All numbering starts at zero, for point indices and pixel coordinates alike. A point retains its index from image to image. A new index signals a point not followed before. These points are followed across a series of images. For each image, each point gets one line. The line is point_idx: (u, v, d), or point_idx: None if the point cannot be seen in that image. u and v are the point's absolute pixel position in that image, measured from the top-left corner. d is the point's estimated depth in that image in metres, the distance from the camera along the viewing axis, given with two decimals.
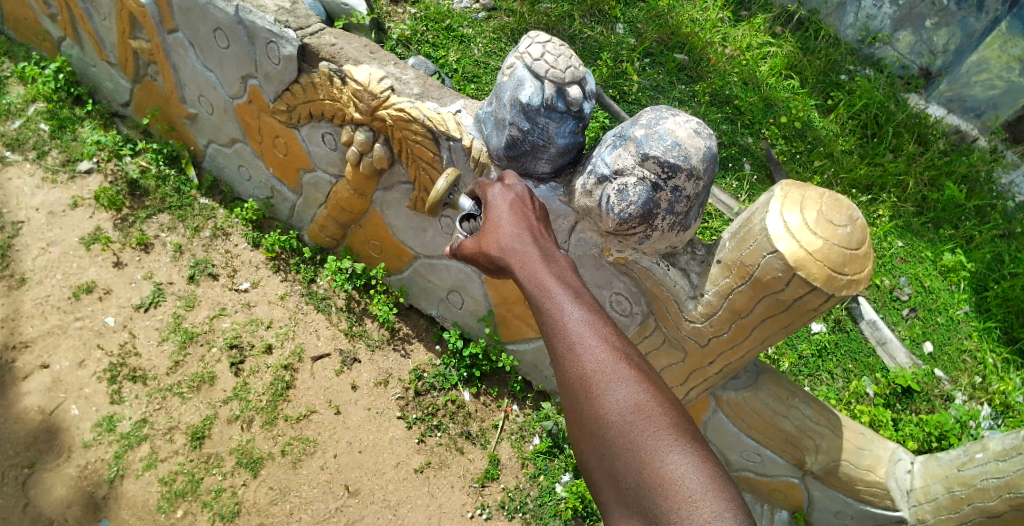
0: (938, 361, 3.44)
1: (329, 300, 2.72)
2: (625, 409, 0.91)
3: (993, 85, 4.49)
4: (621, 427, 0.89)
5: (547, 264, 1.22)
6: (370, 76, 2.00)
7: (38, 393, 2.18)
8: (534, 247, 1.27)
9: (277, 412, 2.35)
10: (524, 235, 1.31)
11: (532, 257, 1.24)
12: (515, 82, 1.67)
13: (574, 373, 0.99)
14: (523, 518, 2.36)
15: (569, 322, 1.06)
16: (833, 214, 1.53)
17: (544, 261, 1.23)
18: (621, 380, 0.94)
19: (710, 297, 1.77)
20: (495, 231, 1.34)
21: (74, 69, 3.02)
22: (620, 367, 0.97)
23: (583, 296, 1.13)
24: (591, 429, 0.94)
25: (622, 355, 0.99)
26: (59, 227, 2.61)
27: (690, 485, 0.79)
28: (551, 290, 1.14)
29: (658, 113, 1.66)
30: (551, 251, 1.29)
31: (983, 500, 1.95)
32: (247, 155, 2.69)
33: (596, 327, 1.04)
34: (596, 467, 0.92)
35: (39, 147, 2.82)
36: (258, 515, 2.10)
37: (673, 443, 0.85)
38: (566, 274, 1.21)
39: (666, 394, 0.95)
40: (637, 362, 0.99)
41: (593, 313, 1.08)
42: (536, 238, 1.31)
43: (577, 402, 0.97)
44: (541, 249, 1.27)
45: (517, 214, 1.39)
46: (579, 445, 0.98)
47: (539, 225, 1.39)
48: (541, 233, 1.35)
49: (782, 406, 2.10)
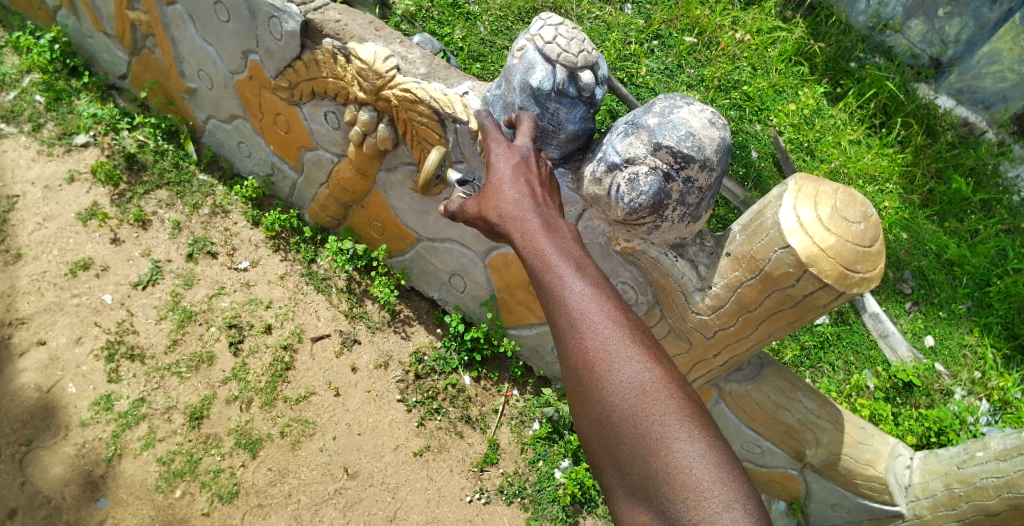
0: (939, 355, 3.45)
1: (329, 280, 2.69)
2: (630, 390, 0.88)
3: (1005, 77, 4.38)
4: (625, 411, 0.87)
5: (548, 232, 1.15)
6: (376, 54, 1.94)
7: (35, 370, 2.15)
8: (533, 212, 1.20)
9: (276, 394, 2.34)
10: (523, 198, 1.23)
11: (531, 224, 1.17)
12: (526, 65, 1.63)
13: (577, 352, 0.96)
14: (522, 503, 2.37)
15: (569, 297, 1.01)
16: (847, 210, 1.50)
17: (545, 228, 1.16)
18: (626, 361, 0.91)
19: (718, 290, 1.75)
20: (493, 196, 1.26)
21: (70, 40, 2.94)
22: (625, 347, 0.93)
23: (587, 268, 1.08)
24: (594, 411, 0.92)
25: (626, 332, 0.96)
26: (56, 202, 2.57)
27: (697, 474, 0.77)
28: (552, 261, 1.08)
29: (672, 101, 1.62)
30: (552, 216, 1.22)
31: (982, 499, 1.91)
32: (247, 131, 2.63)
33: (600, 301, 0.99)
34: (599, 450, 0.91)
35: (34, 118, 2.76)
36: (257, 496, 2.10)
37: (679, 428, 0.83)
38: (568, 244, 1.15)
39: (672, 375, 0.92)
40: (643, 339, 0.96)
41: (595, 286, 1.03)
42: (536, 201, 1.23)
43: (579, 382, 0.95)
44: (540, 214, 1.20)
45: (516, 176, 1.31)
46: (581, 425, 0.96)
47: (538, 186, 1.31)
48: (543, 196, 1.27)
49: (785, 399, 2.10)
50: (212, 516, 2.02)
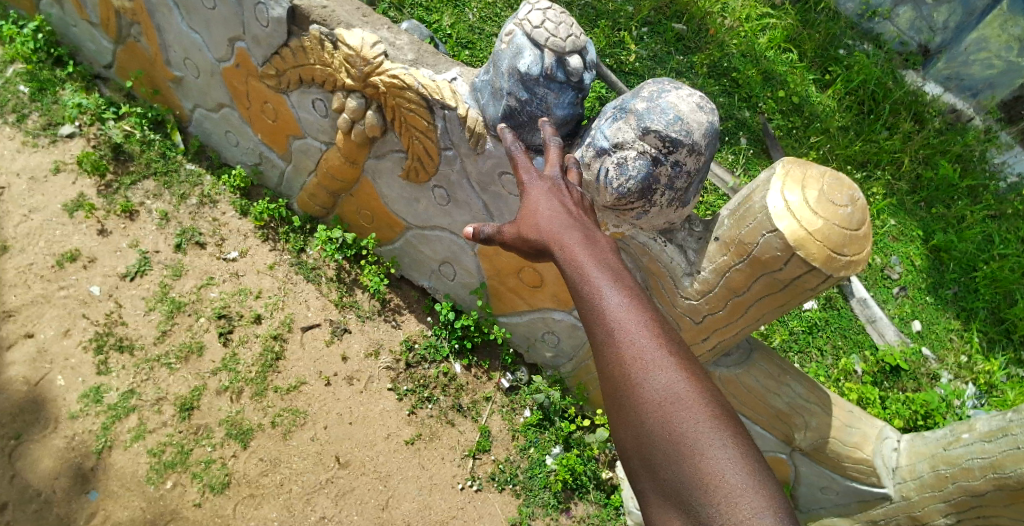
0: (926, 340, 3.49)
1: (319, 270, 2.68)
2: (665, 398, 0.87)
3: (992, 65, 4.43)
4: (660, 419, 0.86)
5: (585, 245, 1.13)
6: (363, 40, 1.92)
7: (24, 363, 2.13)
8: (566, 222, 1.19)
9: (266, 384, 2.33)
10: (556, 208, 1.23)
11: (564, 233, 1.16)
12: (514, 50, 1.62)
13: (611, 358, 0.95)
14: (513, 490, 2.39)
15: (604, 305, 0.99)
16: (834, 194, 1.50)
17: (579, 237, 1.15)
18: (660, 367, 0.90)
19: (707, 274, 1.76)
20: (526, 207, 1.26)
21: (53, 29, 2.90)
22: (660, 355, 0.91)
23: (623, 278, 1.06)
24: (629, 417, 0.91)
25: (661, 338, 0.94)
26: (42, 193, 2.54)
27: (732, 482, 0.76)
28: (587, 269, 1.07)
29: (660, 86, 1.61)
30: (586, 224, 1.21)
31: (967, 479, 1.93)
32: (235, 120, 2.61)
33: (635, 309, 0.98)
34: (634, 455, 0.90)
35: (18, 109, 2.72)
36: (248, 486, 2.10)
37: (713, 435, 0.82)
38: (604, 251, 1.13)
39: (706, 382, 0.91)
40: (677, 345, 0.95)
41: (630, 294, 1.01)
42: (570, 210, 1.23)
43: (614, 388, 0.94)
44: (575, 224, 1.19)
45: (549, 187, 1.30)
46: (615, 430, 0.96)
47: (571, 196, 1.30)
48: (576, 206, 1.26)
49: (774, 383, 2.12)
50: (204, 507, 2.02)
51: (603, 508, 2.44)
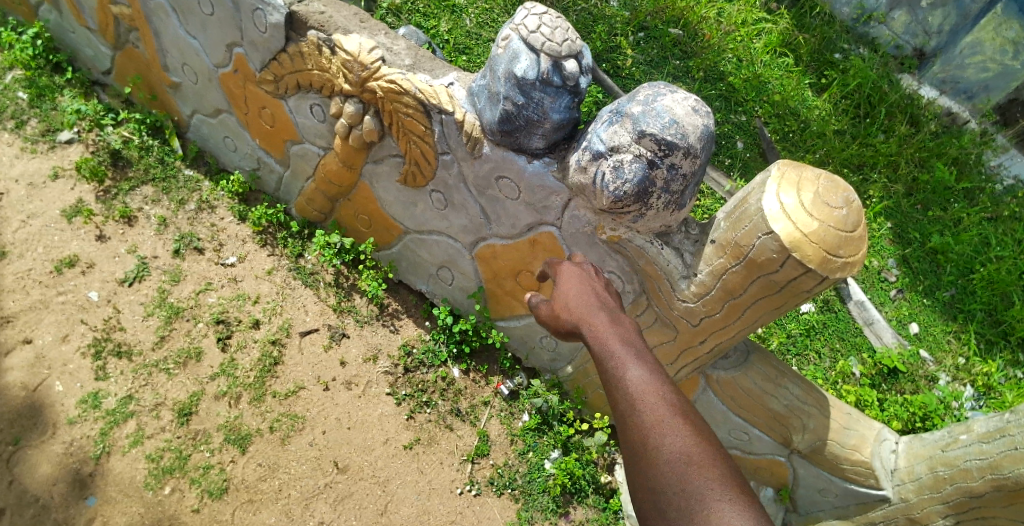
0: (924, 342, 3.50)
1: (317, 275, 2.69)
2: (677, 458, 0.89)
3: (987, 68, 4.45)
4: (673, 478, 0.87)
5: (613, 328, 1.23)
6: (361, 46, 1.93)
7: (22, 369, 2.13)
8: (599, 311, 1.31)
9: (264, 389, 2.33)
10: (592, 302, 1.36)
11: (598, 321, 1.27)
12: (510, 55, 1.63)
13: (630, 422, 0.98)
14: (512, 494, 2.39)
15: (628, 377, 1.05)
16: (830, 196, 1.51)
17: (609, 323, 1.25)
18: (675, 431, 0.92)
19: (704, 277, 1.76)
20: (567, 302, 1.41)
21: (52, 36, 2.92)
22: (676, 421, 0.94)
23: (646, 356, 1.13)
24: (643, 479, 0.92)
25: (679, 408, 0.97)
26: (40, 199, 2.54)
27: None
28: (613, 348, 1.15)
29: (656, 89, 1.61)
30: (618, 315, 1.31)
31: (966, 480, 1.92)
32: (233, 125, 2.62)
33: (657, 382, 1.03)
34: (647, 517, 0.90)
35: (17, 116, 2.73)
36: (246, 491, 2.10)
37: (722, 496, 0.81)
38: (631, 335, 1.22)
39: (720, 452, 0.91)
40: (695, 416, 0.97)
41: (654, 370, 1.07)
42: (604, 304, 1.35)
43: (631, 451, 0.96)
44: (607, 314, 1.30)
45: (587, 287, 1.45)
46: (631, 495, 0.95)
47: (607, 295, 1.44)
48: (609, 301, 1.39)
49: (772, 385, 2.12)
50: (202, 512, 2.01)
51: (602, 512, 2.44)
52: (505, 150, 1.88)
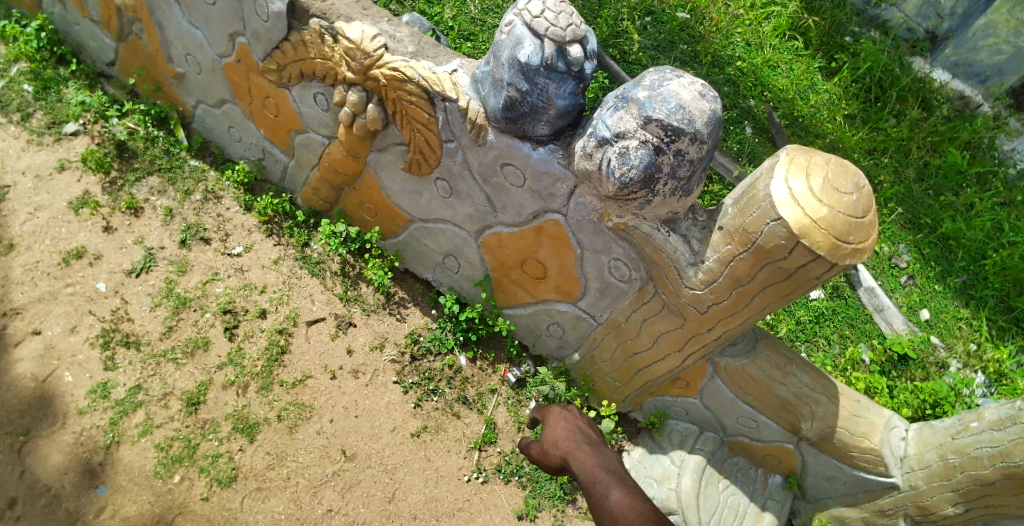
0: (934, 328, 3.47)
1: (323, 264, 2.69)
2: None
3: (1001, 50, 4.34)
4: None
5: (597, 461, 1.51)
6: (363, 34, 1.91)
7: (31, 360, 2.14)
8: (584, 445, 1.59)
9: (272, 378, 2.35)
10: (576, 433, 1.64)
11: (583, 453, 1.55)
12: (514, 40, 1.60)
13: None
14: (519, 481, 2.41)
15: (612, 506, 1.33)
16: (839, 181, 1.48)
17: (593, 456, 1.53)
18: None
19: (711, 263, 1.74)
20: (555, 433, 1.67)
21: (56, 27, 2.91)
22: None
23: (626, 482, 1.41)
24: None
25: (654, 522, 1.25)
26: (47, 191, 2.55)
27: None
28: (600, 480, 1.43)
29: (662, 74, 1.58)
30: (599, 446, 1.59)
31: (976, 468, 1.90)
32: (237, 116, 2.62)
33: (635, 505, 1.31)
34: None
35: (22, 108, 2.73)
36: (255, 480, 2.11)
37: None
38: (612, 464, 1.50)
39: None
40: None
41: (631, 494, 1.36)
42: (587, 437, 1.63)
43: None
44: (590, 446, 1.58)
45: (573, 420, 1.71)
46: None
47: (590, 426, 1.71)
48: (592, 433, 1.67)
49: (780, 373, 2.10)
50: (211, 501, 2.03)
51: None
52: (510, 137, 1.87)
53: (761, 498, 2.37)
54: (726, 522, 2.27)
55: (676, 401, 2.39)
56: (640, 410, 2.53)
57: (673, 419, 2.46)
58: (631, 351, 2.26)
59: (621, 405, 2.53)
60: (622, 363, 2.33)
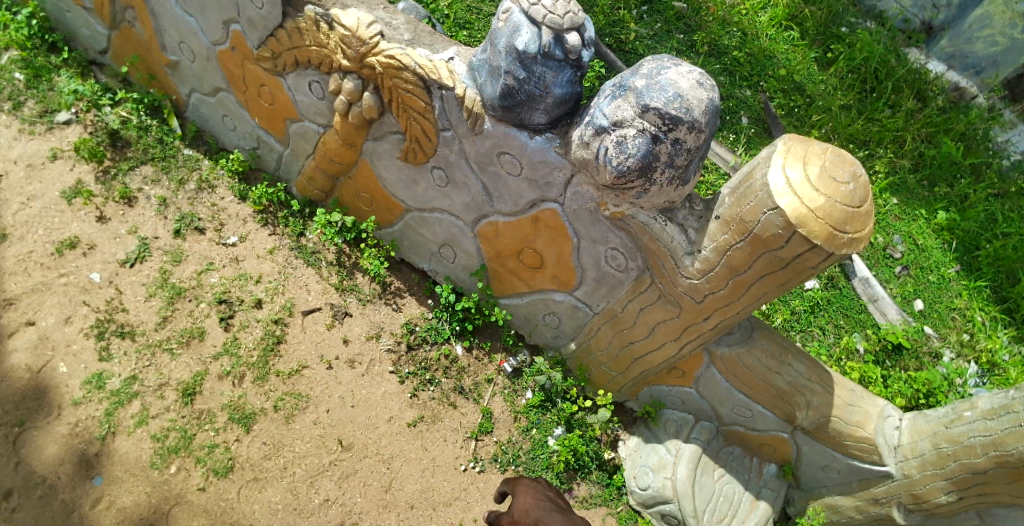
0: (928, 318, 3.49)
1: (319, 254, 2.68)
2: None
3: (995, 42, 4.38)
4: None
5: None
6: (359, 20, 1.88)
7: (25, 350, 2.13)
8: (553, 514, 1.61)
9: (268, 368, 2.34)
10: (547, 504, 1.67)
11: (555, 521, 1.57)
12: (511, 28, 1.58)
13: None
14: (515, 470, 2.44)
15: None
16: (836, 170, 1.48)
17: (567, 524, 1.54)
18: None
19: (708, 253, 1.75)
20: (524, 502, 1.71)
21: (47, 15, 2.88)
22: None
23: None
24: None
25: None
26: (39, 181, 2.53)
27: None
28: None
29: (660, 62, 1.57)
30: (570, 517, 1.62)
31: (969, 457, 1.91)
32: (232, 104, 2.60)
33: None
34: None
35: (13, 97, 2.70)
36: (251, 470, 2.11)
37: None
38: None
39: None
40: None
41: None
42: (558, 508, 1.67)
43: None
44: (561, 516, 1.61)
45: (540, 494, 1.76)
46: None
47: (557, 501, 1.78)
48: (565, 508, 1.71)
49: (775, 362, 2.11)
50: (208, 491, 2.03)
51: (605, 488, 2.49)
52: (507, 126, 1.86)
53: (755, 487, 2.40)
54: (721, 511, 2.28)
55: (671, 390, 2.40)
56: (636, 399, 2.55)
57: (669, 409, 2.47)
58: (627, 340, 2.27)
59: (617, 394, 2.54)
60: (617, 352, 2.34)
